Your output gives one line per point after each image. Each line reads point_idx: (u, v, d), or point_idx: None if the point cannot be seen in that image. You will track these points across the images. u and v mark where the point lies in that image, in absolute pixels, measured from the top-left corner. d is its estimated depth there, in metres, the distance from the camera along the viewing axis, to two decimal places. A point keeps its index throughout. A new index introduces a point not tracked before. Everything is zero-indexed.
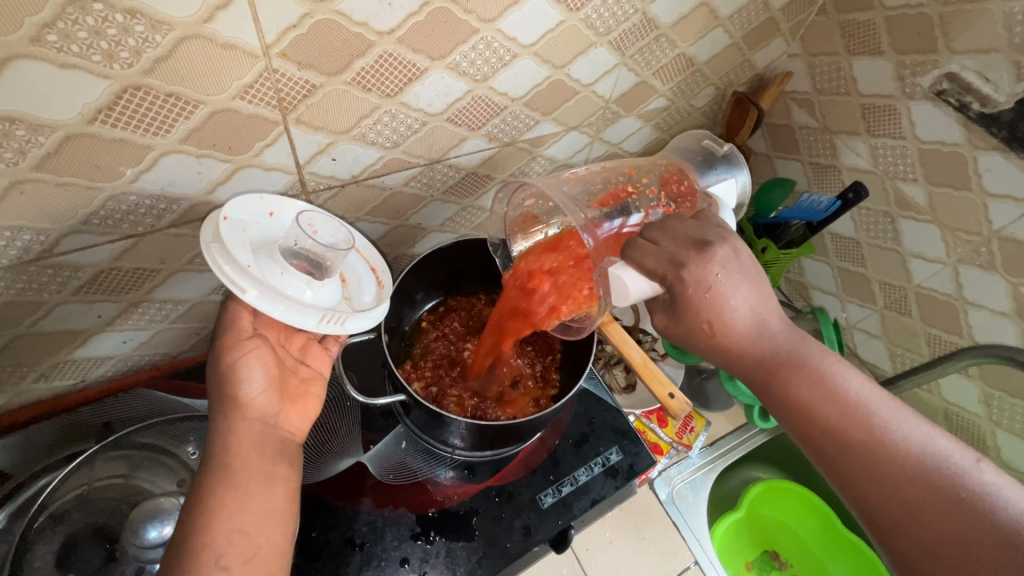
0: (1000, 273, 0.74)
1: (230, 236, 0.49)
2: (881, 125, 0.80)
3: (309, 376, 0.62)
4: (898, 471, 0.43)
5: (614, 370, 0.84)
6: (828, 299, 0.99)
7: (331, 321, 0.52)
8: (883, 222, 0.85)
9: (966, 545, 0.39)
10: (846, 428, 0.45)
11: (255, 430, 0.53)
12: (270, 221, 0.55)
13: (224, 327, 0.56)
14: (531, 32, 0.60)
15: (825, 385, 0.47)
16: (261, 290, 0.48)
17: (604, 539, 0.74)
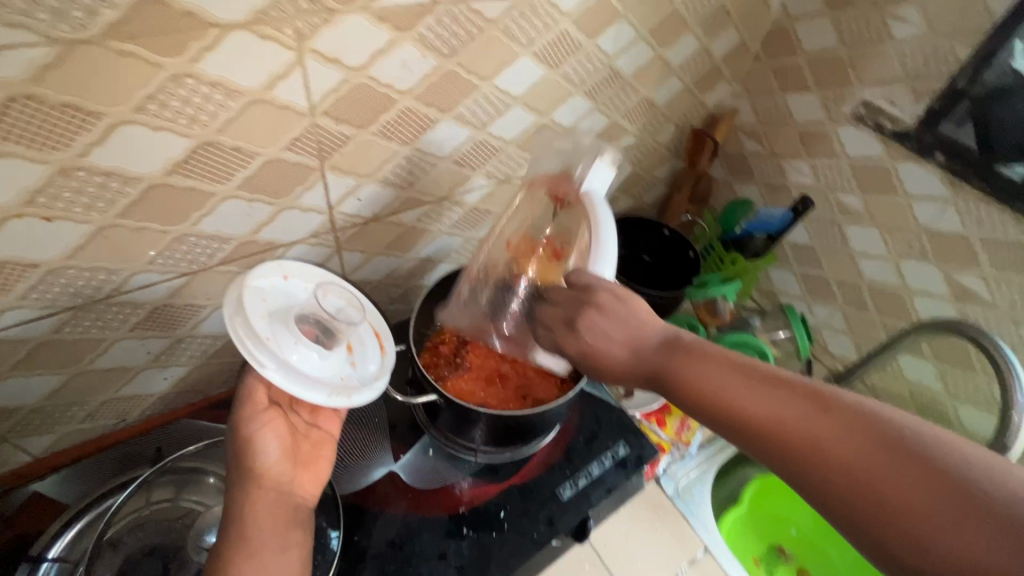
0: (933, 262, 0.86)
1: (253, 308, 0.53)
2: (817, 147, 0.95)
3: (321, 439, 0.63)
4: (788, 424, 0.43)
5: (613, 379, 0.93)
6: (796, 302, 1.10)
7: (339, 394, 0.54)
8: (832, 229, 0.98)
9: (864, 477, 0.38)
10: (733, 399, 0.46)
11: (269, 499, 0.56)
12: (286, 284, 0.59)
13: (241, 400, 0.58)
14: (521, 87, 0.72)
15: (705, 364, 0.49)
16: (277, 365, 0.51)
17: (620, 533, 0.79)
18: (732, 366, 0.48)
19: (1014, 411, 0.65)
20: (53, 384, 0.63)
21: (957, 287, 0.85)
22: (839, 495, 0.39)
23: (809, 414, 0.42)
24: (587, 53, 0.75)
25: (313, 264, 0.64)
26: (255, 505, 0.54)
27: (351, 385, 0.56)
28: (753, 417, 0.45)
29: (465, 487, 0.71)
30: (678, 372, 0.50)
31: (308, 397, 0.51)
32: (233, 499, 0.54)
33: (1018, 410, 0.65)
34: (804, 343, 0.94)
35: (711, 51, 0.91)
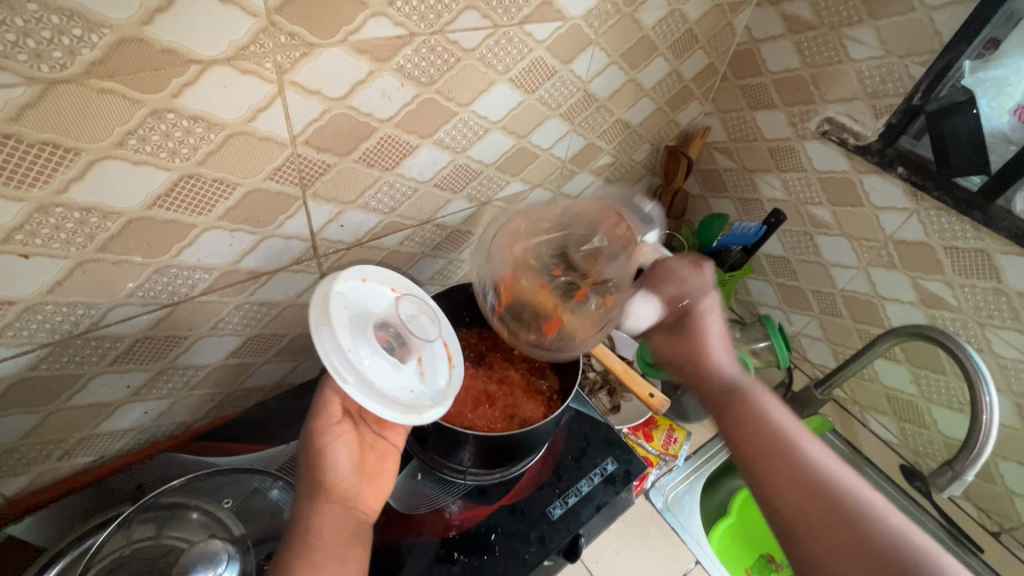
0: (900, 269, 0.89)
1: (337, 319, 0.54)
2: (786, 162, 0.98)
3: (385, 451, 0.65)
4: (807, 486, 0.54)
5: (599, 395, 0.93)
6: (774, 312, 1.13)
7: (408, 412, 0.56)
8: (804, 240, 1.01)
9: (847, 551, 0.49)
10: (776, 453, 0.57)
11: (335, 513, 0.57)
12: (362, 289, 0.61)
13: (317, 413, 0.62)
14: (499, 111, 0.74)
15: (761, 415, 0.60)
16: (357, 379, 0.53)
17: (611, 550, 0.79)
18: (779, 428, 0.59)
19: (982, 411, 0.67)
20: (29, 423, 0.61)
21: (924, 293, 0.88)
22: (827, 564, 0.50)
23: (824, 487, 0.53)
24: (562, 78, 0.77)
25: (385, 271, 0.66)
26: (321, 517, 0.56)
27: (419, 401, 0.59)
28: (782, 467, 0.56)
29: (455, 510, 0.71)
30: (737, 415, 0.61)
31: (384, 414, 0.53)
32: (301, 508, 0.57)
33: (987, 411, 0.68)
34: (782, 352, 0.96)
35: (682, 73, 0.95)
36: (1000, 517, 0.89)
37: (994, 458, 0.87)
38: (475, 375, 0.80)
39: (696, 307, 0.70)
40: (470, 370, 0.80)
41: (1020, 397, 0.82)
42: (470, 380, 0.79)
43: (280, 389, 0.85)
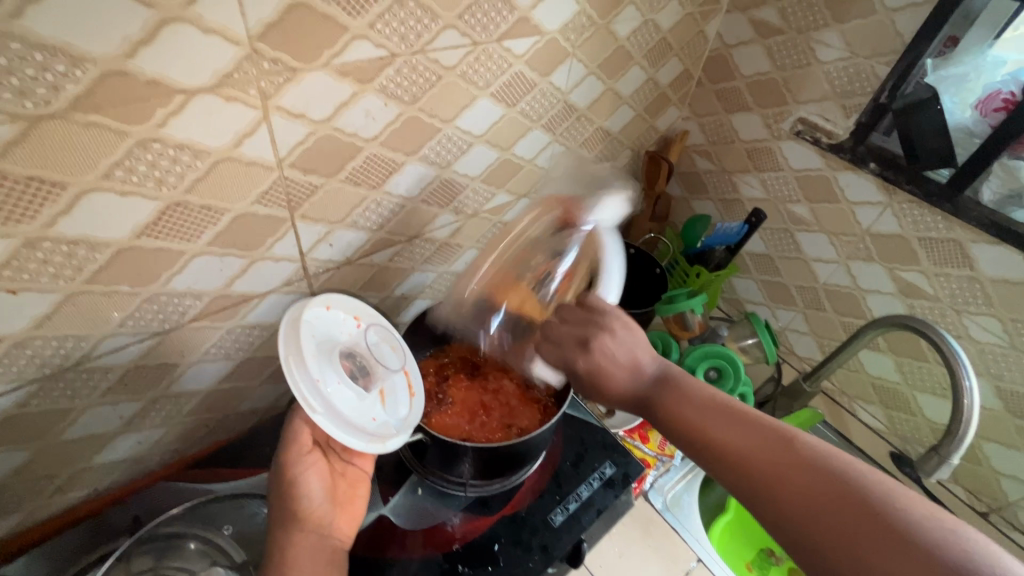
0: (878, 261, 0.92)
1: (306, 349, 0.57)
2: (763, 162, 1.01)
3: (357, 478, 0.66)
4: (752, 456, 0.52)
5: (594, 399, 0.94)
6: (760, 308, 1.15)
7: (372, 439, 0.59)
8: (785, 237, 1.03)
9: (812, 508, 0.47)
10: (710, 431, 0.55)
11: (310, 543, 0.58)
12: (329, 314, 0.63)
13: (288, 443, 0.62)
14: (482, 125, 0.75)
15: (686, 398, 0.59)
16: (324, 408, 0.56)
17: (614, 553, 0.80)
18: (707, 402, 0.58)
19: (963, 396, 0.69)
20: (20, 460, 0.60)
21: (902, 283, 0.90)
22: (802, 528, 0.47)
23: (765, 445, 0.52)
24: (542, 91, 0.79)
25: (351, 299, 0.66)
26: (298, 548, 0.56)
27: (383, 428, 0.61)
28: (722, 446, 0.54)
29: (456, 524, 0.71)
30: (665, 406, 0.59)
31: (351, 444, 0.56)
32: (278, 539, 0.57)
33: (967, 394, 0.70)
34: (770, 348, 0.98)
35: (658, 80, 0.97)
36: (989, 498, 0.91)
37: (979, 441, 0.89)
38: (474, 386, 0.80)
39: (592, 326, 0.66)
40: (468, 381, 0.81)
41: (998, 380, 0.84)
42: (468, 391, 0.79)
43: (275, 411, 0.84)
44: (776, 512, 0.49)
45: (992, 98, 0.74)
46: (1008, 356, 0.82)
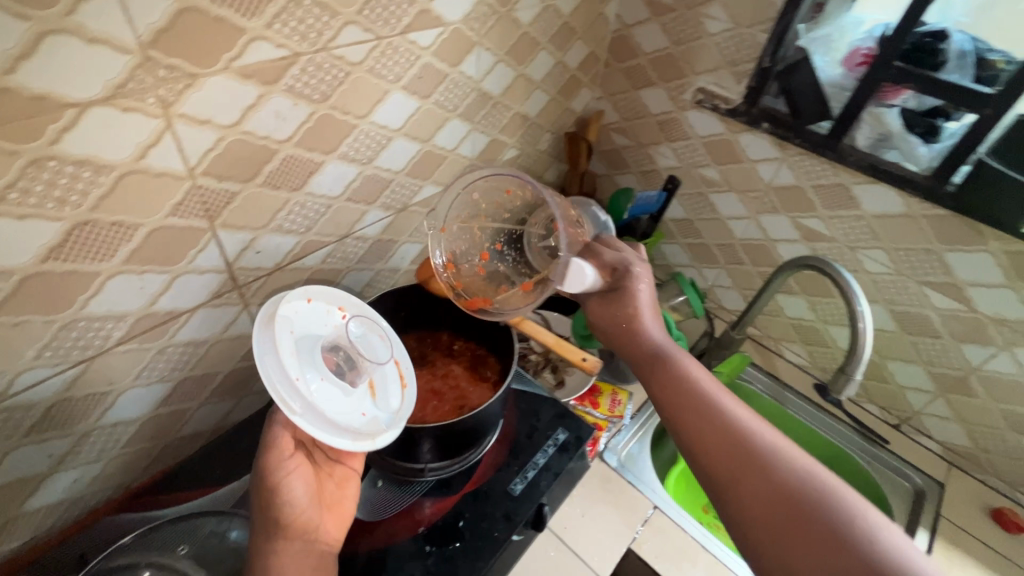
0: (782, 212, 1.00)
1: (283, 345, 0.55)
2: (672, 132, 1.08)
3: (343, 476, 0.66)
4: (728, 441, 0.57)
5: (544, 373, 0.99)
6: (688, 270, 1.23)
7: (361, 437, 0.58)
8: (701, 200, 1.11)
9: (763, 501, 0.53)
10: (696, 415, 0.60)
11: (296, 548, 0.57)
12: (309, 307, 0.62)
13: (268, 448, 0.61)
14: (398, 119, 0.76)
15: (682, 380, 0.64)
16: (304, 409, 0.54)
17: (577, 514, 0.84)
18: (703, 389, 0.62)
19: (859, 320, 0.78)
20: None
21: (804, 229, 0.99)
22: (750, 515, 0.53)
23: (744, 438, 0.57)
24: (453, 81, 0.81)
25: (327, 290, 0.66)
26: (283, 556, 0.56)
27: (372, 423, 0.61)
28: (704, 428, 0.59)
29: (421, 507, 0.73)
30: (663, 383, 0.64)
31: (335, 442, 0.55)
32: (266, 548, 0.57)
33: (862, 318, 0.78)
34: (697, 303, 1.06)
35: (567, 63, 1.02)
36: (899, 411, 1.02)
37: (884, 361, 0.99)
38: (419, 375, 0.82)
39: (625, 274, 0.73)
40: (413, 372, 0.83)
41: (892, 305, 0.94)
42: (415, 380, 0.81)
43: (222, 430, 0.83)
44: (739, 492, 0.54)
45: (854, 54, 0.83)
46: (896, 282, 0.92)
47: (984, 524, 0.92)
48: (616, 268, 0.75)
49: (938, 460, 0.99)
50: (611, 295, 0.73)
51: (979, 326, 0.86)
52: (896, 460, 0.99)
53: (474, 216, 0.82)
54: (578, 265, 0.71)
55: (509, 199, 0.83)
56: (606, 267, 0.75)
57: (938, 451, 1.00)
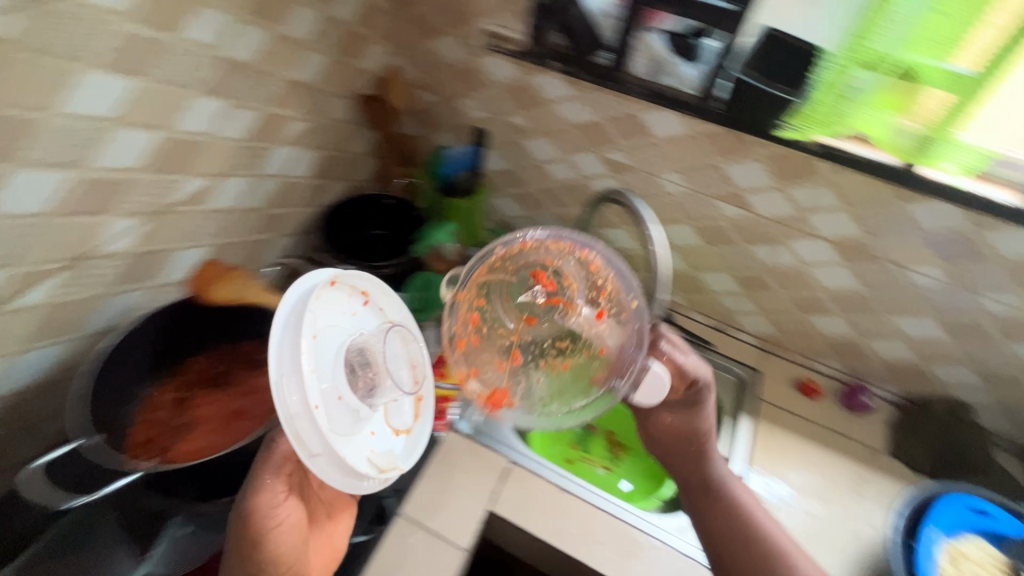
0: (589, 149, 1.02)
1: (305, 361, 0.54)
2: (473, 81, 1.04)
3: (338, 507, 0.71)
4: (731, 537, 0.71)
5: None
6: (522, 221, 1.23)
7: (372, 475, 0.61)
8: (516, 148, 1.09)
9: None
10: (721, 520, 0.73)
11: None
12: (333, 289, 0.63)
13: (252, 517, 0.58)
14: (111, 105, 0.62)
15: (726, 500, 0.75)
16: (317, 447, 0.55)
17: (433, 492, 0.82)
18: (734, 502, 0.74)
19: (652, 244, 0.77)
20: None
21: (611, 163, 1.01)
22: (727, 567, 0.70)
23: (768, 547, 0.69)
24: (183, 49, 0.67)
25: (355, 274, 0.67)
26: None
27: (379, 458, 0.63)
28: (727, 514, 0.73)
29: None
30: (713, 509, 0.74)
31: (335, 483, 0.56)
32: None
33: (656, 244, 0.76)
34: None
35: (340, 16, 0.91)
36: (719, 315, 1.13)
37: (699, 273, 1.08)
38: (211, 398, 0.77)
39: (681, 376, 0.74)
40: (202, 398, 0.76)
41: (695, 221, 1.01)
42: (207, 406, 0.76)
43: None
44: None
45: None
46: (693, 200, 0.98)
47: (792, 397, 1.05)
48: (695, 380, 0.75)
49: (755, 351, 1.12)
50: (686, 410, 0.78)
51: (762, 228, 0.95)
52: (721, 358, 1.10)
53: (482, 292, 0.74)
54: (659, 376, 0.67)
55: (520, 251, 0.74)
56: (685, 382, 0.75)
57: (754, 342, 1.12)
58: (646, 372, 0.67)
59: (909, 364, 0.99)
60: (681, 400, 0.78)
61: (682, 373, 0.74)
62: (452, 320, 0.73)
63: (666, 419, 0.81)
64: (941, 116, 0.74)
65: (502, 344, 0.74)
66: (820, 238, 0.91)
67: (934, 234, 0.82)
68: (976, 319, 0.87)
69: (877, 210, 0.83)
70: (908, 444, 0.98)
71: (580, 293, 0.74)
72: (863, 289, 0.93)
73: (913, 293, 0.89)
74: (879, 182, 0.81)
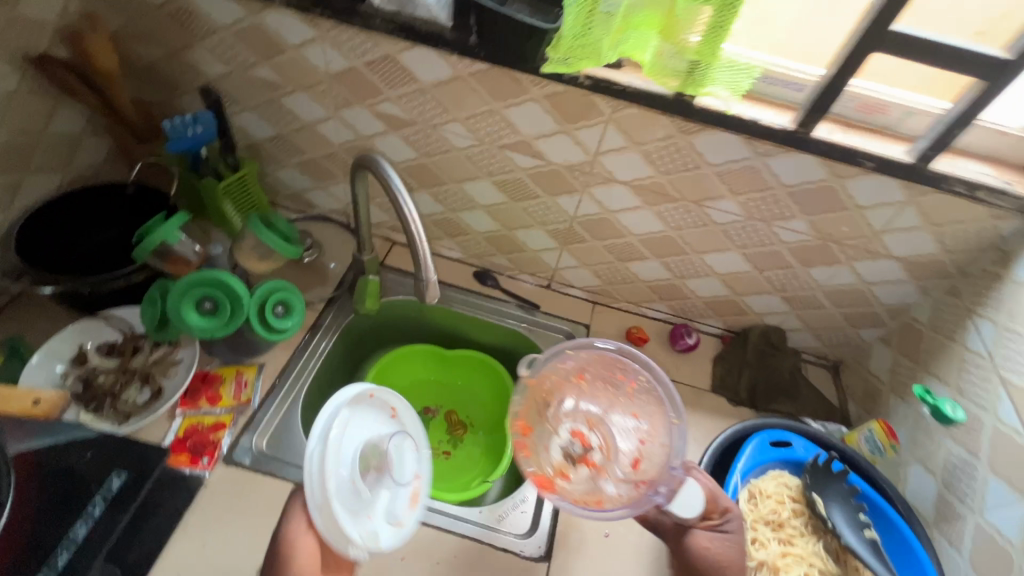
0: (357, 103, 0.84)
1: (328, 448, 0.61)
2: (193, 27, 0.81)
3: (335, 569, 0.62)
4: None
5: (127, 392, 0.77)
6: (316, 194, 1.04)
7: (365, 542, 0.61)
8: (276, 108, 0.89)
9: None
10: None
11: None
12: (368, 403, 0.69)
13: (285, 549, 0.58)
14: None
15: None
16: (315, 506, 0.58)
17: (193, 550, 0.68)
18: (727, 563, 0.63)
19: (410, 223, 0.67)
20: None
21: (387, 118, 0.85)
22: None
23: None
24: None
25: (393, 392, 0.74)
26: None
27: (375, 537, 0.62)
28: None
29: None
30: None
31: (326, 536, 0.58)
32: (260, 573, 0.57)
33: (411, 221, 0.67)
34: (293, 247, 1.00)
35: None
36: (545, 272, 1.04)
37: (513, 232, 0.98)
38: None
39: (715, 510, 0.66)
40: None
41: (493, 177, 0.89)
42: None
43: None
44: None
45: None
46: (483, 152, 0.85)
47: None
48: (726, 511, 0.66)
49: (585, 305, 1.06)
50: (719, 533, 0.65)
51: (560, 178, 0.85)
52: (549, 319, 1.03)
53: (542, 402, 0.79)
54: (692, 485, 0.65)
55: (619, 382, 0.80)
56: (716, 505, 0.66)
57: (584, 296, 1.06)
58: (683, 485, 0.65)
59: (725, 299, 0.97)
60: (713, 527, 0.65)
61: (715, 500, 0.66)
62: (533, 421, 0.77)
63: (703, 545, 0.64)
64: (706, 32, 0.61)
65: (546, 458, 0.74)
66: (617, 183, 0.82)
67: (721, 167, 0.76)
68: (774, 248, 0.85)
69: (663, 147, 0.76)
70: (729, 378, 0.98)
71: (619, 407, 0.78)
72: (669, 231, 0.87)
73: (714, 229, 0.85)
74: (658, 115, 0.72)
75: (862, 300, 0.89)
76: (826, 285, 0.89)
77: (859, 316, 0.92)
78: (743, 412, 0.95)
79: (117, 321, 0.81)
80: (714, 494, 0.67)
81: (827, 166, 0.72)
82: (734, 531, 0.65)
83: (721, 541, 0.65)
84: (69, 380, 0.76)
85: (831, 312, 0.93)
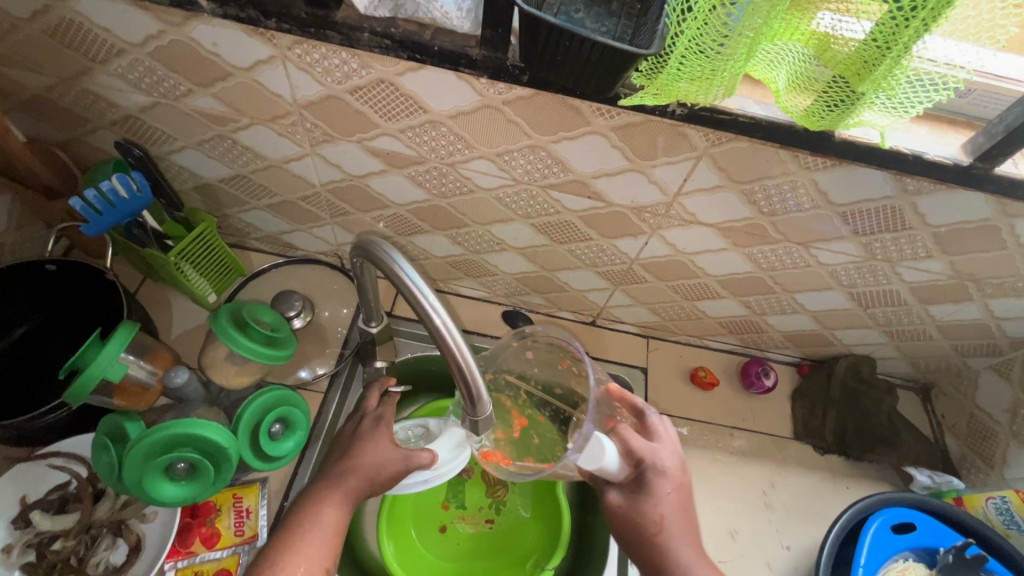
0: (341, 138, 0.61)
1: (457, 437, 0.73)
2: (89, 47, 0.55)
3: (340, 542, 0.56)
4: (642, 542, 0.55)
5: (96, 554, 0.61)
6: (297, 236, 0.82)
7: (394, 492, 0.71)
8: (229, 145, 0.65)
9: (651, 554, 0.55)
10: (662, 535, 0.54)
11: None
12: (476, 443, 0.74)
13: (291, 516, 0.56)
14: None
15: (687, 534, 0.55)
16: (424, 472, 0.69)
17: None
18: (675, 497, 0.55)
19: (432, 316, 0.46)
20: None
21: (385, 155, 0.62)
22: (626, 539, 0.56)
23: (660, 535, 0.54)
24: None
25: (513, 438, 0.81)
26: None
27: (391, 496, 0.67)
28: (644, 531, 0.54)
29: None
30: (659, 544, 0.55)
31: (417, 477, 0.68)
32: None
33: (438, 317, 0.46)
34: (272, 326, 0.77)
35: None
36: (589, 309, 0.86)
37: (553, 273, 0.78)
38: None
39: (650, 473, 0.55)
40: None
41: (531, 219, 0.68)
42: None
43: None
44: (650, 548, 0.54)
45: None
46: (519, 192, 0.64)
47: (686, 393, 0.86)
48: (643, 462, 0.55)
49: (637, 342, 0.89)
50: (637, 491, 0.55)
51: (620, 219, 0.65)
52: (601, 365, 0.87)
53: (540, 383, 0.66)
54: (596, 440, 0.53)
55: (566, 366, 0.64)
56: (632, 457, 0.56)
57: (635, 331, 0.89)
58: (591, 440, 0.54)
59: (810, 331, 0.81)
60: (633, 480, 0.56)
61: (629, 452, 0.56)
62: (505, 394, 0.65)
63: (611, 501, 0.56)
64: (875, 32, 0.38)
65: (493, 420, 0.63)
66: (700, 225, 0.63)
67: (846, 207, 0.57)
68: (890, 288, 0.68)
69: (773, 186, 0.56)
70: (813, 421, 0.84)
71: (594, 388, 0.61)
72: (757, 271, 0.69)
73: (817, 270, 0.67)
74: (778, 149, 0.52)
75: (984, 333, 0.73)
76: (942, 319, 0.73)
77: (974, 347, 0.77)
78: (830, 459, 0.83)
79: (64, 460, 0.62)
80: (633, 446, 0.56)
81: (996, 204, 0.54)
82: (656, 494, 0.55)
83: (640, 504, 0.55)
84: (15, 551, 0.59)
85: (939, 343, 0.78)
